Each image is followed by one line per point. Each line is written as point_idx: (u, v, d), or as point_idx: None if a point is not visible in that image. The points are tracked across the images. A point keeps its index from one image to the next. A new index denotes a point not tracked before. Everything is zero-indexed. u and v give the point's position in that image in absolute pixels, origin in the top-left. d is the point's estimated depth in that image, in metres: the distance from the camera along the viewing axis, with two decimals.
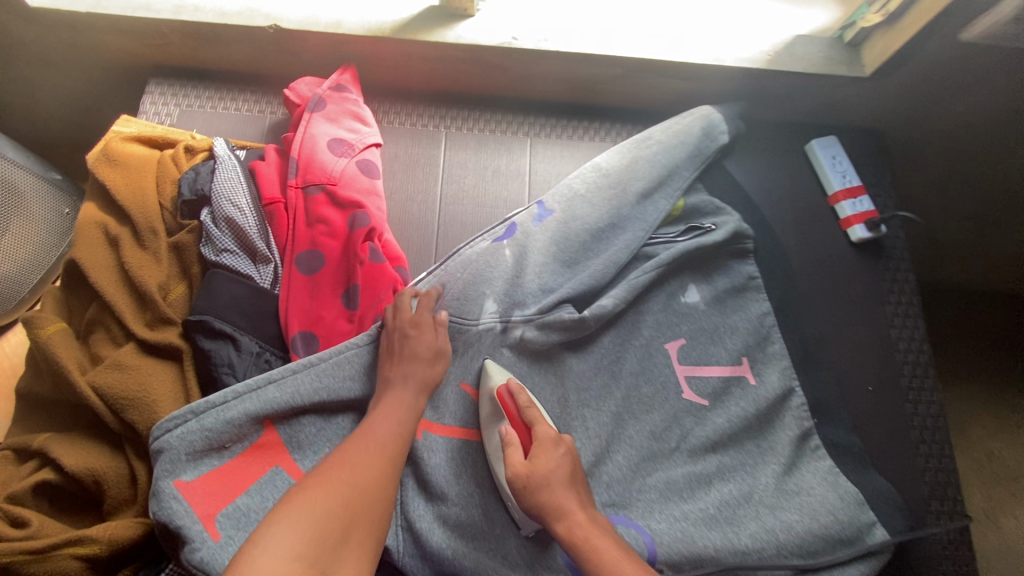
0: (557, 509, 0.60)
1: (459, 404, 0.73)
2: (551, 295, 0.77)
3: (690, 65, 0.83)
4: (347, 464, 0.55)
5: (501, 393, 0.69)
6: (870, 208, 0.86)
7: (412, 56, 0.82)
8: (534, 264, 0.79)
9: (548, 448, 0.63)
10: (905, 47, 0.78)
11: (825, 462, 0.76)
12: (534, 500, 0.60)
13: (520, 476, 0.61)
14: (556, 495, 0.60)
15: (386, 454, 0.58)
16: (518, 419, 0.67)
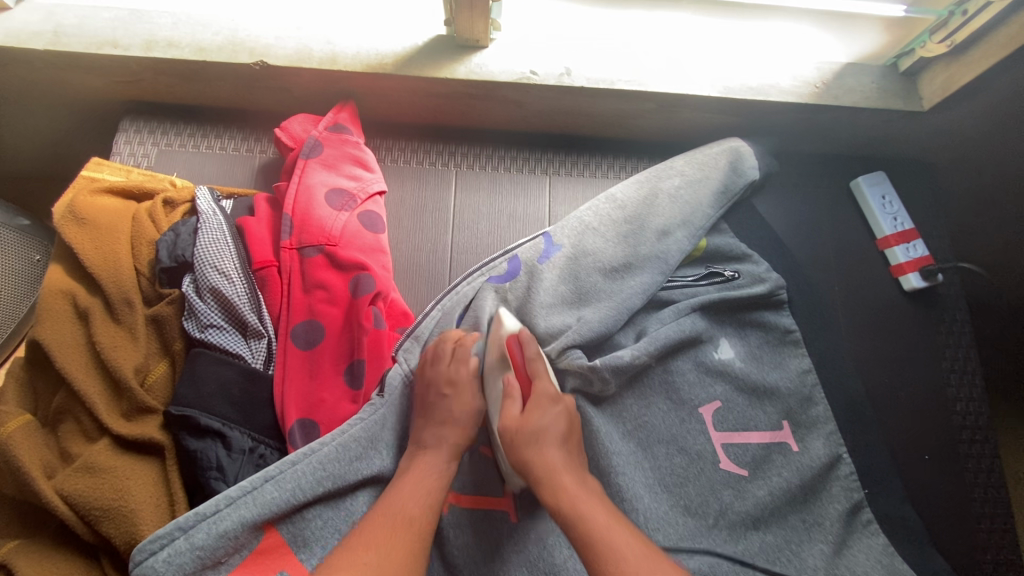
0: (544, 471, 0.54)
1: (478, 470, 0.64)
2: (560, 338, 0.70)
3: (728, 100, 0.74)
4: (371, 550, 0.47)
5: (508, 340, 0.65)
6: (925, 253, 0.79)
7: (417, 92, 0.74)
8: (543, 301, 0.72)
9: (543, 404, 0.59)
10: (971, 82, 0.70)
11: (878, 539, 0.68)
12: (521, 460, 0.55)
13: (509, 431, 0.56)
14: (541, 452, 0.55)
15: (412, 530, 0.50)
16: (523, 370, 0.62)
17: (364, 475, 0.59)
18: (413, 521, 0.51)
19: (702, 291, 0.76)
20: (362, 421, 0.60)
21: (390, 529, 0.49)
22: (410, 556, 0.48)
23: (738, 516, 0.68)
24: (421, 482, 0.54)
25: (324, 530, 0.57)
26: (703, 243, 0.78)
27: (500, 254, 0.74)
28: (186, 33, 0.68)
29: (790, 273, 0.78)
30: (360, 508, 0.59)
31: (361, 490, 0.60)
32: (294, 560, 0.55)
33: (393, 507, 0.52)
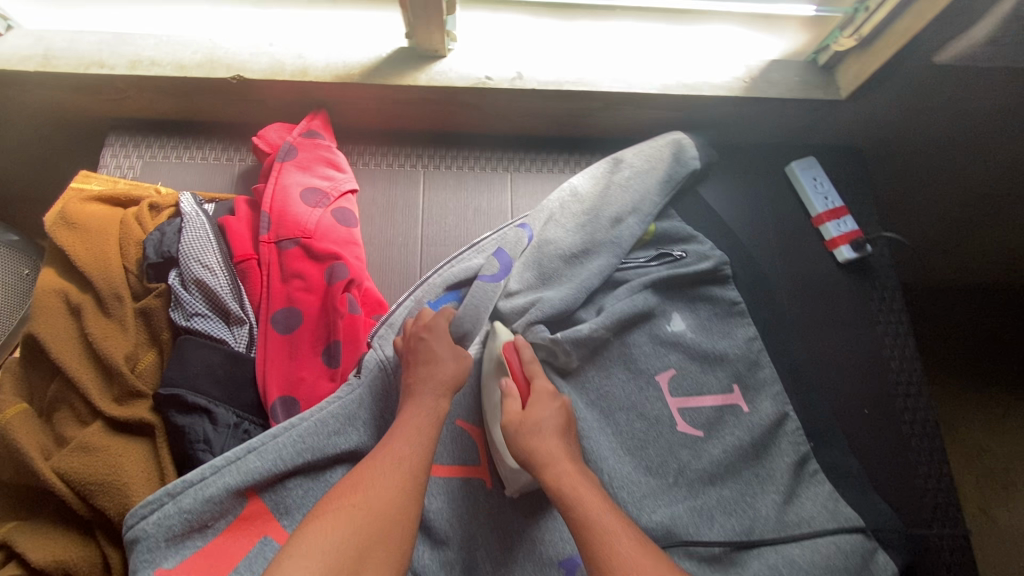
0: (546, 457, 0.60)
1: (454, 442, 0.71)
2: (522, 316, 0.76)
3: (666, 96, 0.82)
4: (360, 489, 0.51)
5: (505, 346, 0.71)
6: (854, 227, 0.86)
7: (384, 99, 0.80)
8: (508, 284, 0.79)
9: (544, 400, 0.65)
10: (879, 70, 0.78)
11: (824, 487, 0.74)
12: (521, 446, 0.61)
13: (513, 422, 0.63)
14: (537, 440, 0.61)
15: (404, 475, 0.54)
16: (521, 373, 0.69)
17: (342, 448, 0.63)
18: (401, 462, 0.54)
19: (653, 270, 0.83)
20: (339, 400, 0.65)
21: (382, 469, 0.54)
22: (399, 498, 0.52)
23: (697, 474, 0.74)
24: (411, 429, 0.58)
25: (305, 498, 0.62)
26: (652, 227, 0.85)
27: (469, 247, 0.79)
28: (167, 52, 0.75)
29: (733, 250, 0.85)
30: (337, 479, 0.64)
31: (338, 463, 0.65)
32: (276, 526, 0.59)
33: (388, 451, 0.55)
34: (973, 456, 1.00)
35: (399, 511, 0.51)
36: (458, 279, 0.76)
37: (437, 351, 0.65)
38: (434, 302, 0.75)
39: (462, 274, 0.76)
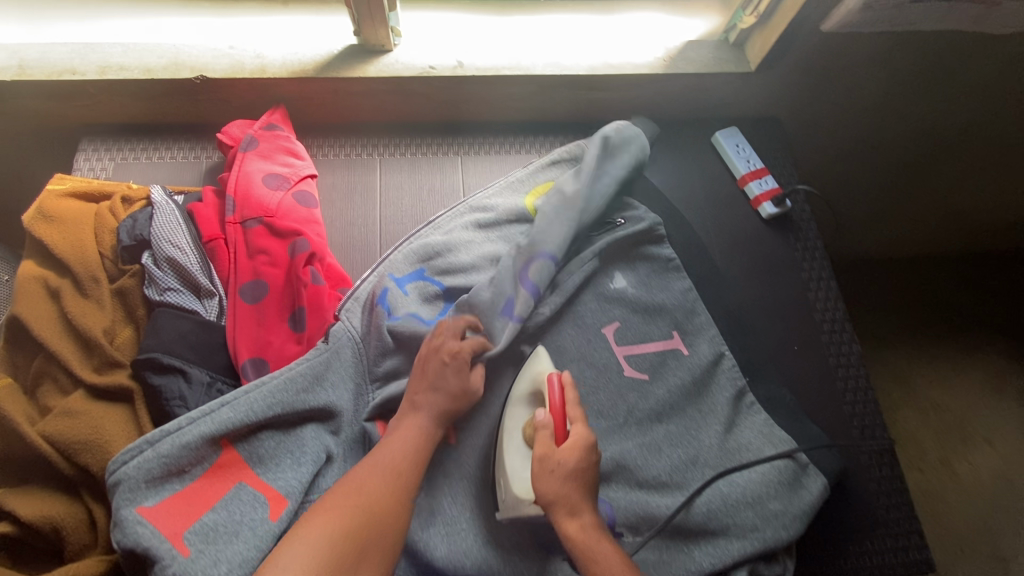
0: (566, 501, 0.64)
1: None
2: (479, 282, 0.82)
3: (595, 76, 0.90)
4: (361, 490, 0.57)
5: (550, 378, 0.71)
6: (774, 185, 0.95)
7: (338, 93, 0.88)
8: (468, 258, 0.84)
9: (580, 448, 0.66)
10: (778, 42, 0.87)
11: (760, 415, 0.81)
12: (548, 487, 0.64)
13: (548, 462, 0.64)
14: (569, 485, 0.64)
15: (399, 475, 0.61)
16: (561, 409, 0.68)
17: (312, 404, 0.69)
18: (400, 476, 0.61)
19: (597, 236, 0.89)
20: (306, 361, 0.70)
21: (383, 478, 0.60)
22: (394, 498, 0.59)
23: (644, 413, 0.80)
24: (411, 441, 0.64)
25: (276, 449, 0.67)
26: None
27: (427, 226, 0.85)
28: (135, 59, 0.82)
29: (667, 213, 0.93)
30: (308, 434, 0.70)
31: (306, 422, 0.70)
32: (251, 473, 0.65)
33: (388, 463, 0.61)
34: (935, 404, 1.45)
35: (392, 514, 0.57)
36: (422, 257, 0.83)
37: (451, 383, 0.69)
38: (398, 277, 0.80)
39: (420, 251, 0.83)
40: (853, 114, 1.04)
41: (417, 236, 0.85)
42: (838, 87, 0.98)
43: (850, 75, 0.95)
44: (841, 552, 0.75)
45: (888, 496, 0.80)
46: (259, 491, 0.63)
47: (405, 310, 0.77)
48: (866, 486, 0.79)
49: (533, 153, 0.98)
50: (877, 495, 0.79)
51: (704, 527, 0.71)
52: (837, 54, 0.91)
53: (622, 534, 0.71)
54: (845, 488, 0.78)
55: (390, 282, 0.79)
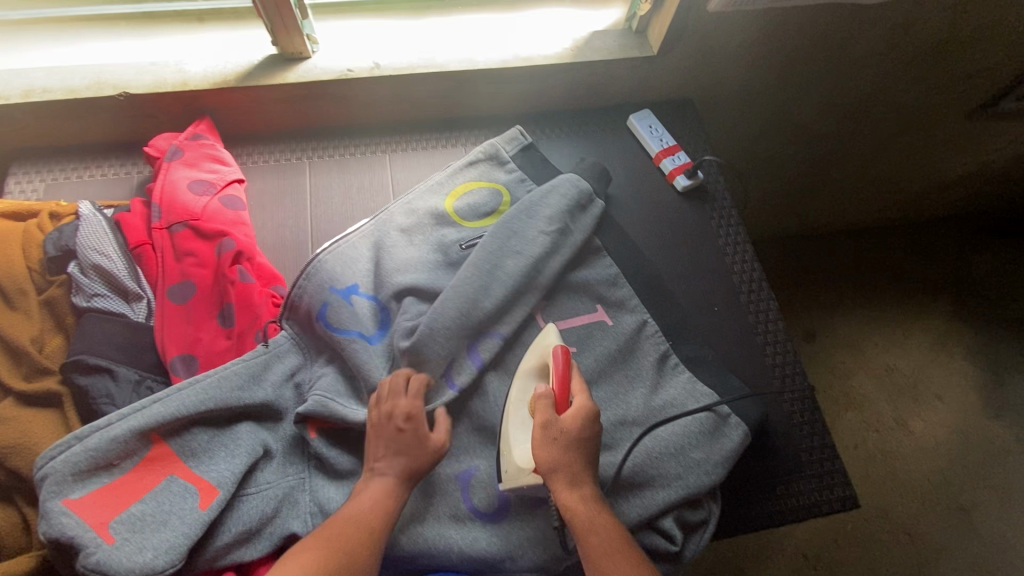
0: (559, 461, 0.68)
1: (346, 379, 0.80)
2: (403, 281, 0.86)
3: (507, 69, 0.95)
4: (334, 543, 0.61)
5: (555, 352, 0.74)
6: (687, 160, 1.00)
7: (262, 101, 0.92)
8: (393, 262, 0.88)
9: (580, 418, 0.70)
10: (673, 25, 0.93)
11: (684, 374, 0.85)
12: (552, 452, 0.68)
13: (553, 430, 0.69)
14: (569, 453, 0.68)
15: (371, 519, 0.64)
16: (563, 382, 0.73)
17: (245, 401, 0.71)
18: (371, 525, 0.64)
19: None
20: (241, 361, 0.73)
21: (350, 534, 0.63)
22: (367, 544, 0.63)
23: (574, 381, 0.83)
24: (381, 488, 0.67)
25: (210, 443, 0.69)
26: (507, 198, 0.97)
27: (352, 231, 0.89)
28: (58, 80, 0.84)
29: None
30: (243, 430, 0.72)
31: (241, 418, 0.72)
32: (183, 466, 0.66)
33: (354, 516, 0.64)
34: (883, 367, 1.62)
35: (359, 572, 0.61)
36: (349, 269, 0.85)
37: (408, 442, 0.69)
38: (339, 288, 0.83)
39: (350, 259, 0.86)
40: (761, 91, 1.11)
41: (345, 240, 0.88)
42: (741, 66, 1.04)
43: (749, 53, 1.01)
44: (767, 495, 0.79)
45: (811, 439, 0.84)
46: (190, 482, 0.65)
47: (346, 325, 0.81)
48: (788, 431, 0.83)
49: (457, 147, 1.02)
50: (800, 439, 0.83)
51: (635, 484, 0.74)
52: (733, 36, 0.97)
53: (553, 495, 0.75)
54: (767, 436, 0.82)
55: (330, 295, 0.82)
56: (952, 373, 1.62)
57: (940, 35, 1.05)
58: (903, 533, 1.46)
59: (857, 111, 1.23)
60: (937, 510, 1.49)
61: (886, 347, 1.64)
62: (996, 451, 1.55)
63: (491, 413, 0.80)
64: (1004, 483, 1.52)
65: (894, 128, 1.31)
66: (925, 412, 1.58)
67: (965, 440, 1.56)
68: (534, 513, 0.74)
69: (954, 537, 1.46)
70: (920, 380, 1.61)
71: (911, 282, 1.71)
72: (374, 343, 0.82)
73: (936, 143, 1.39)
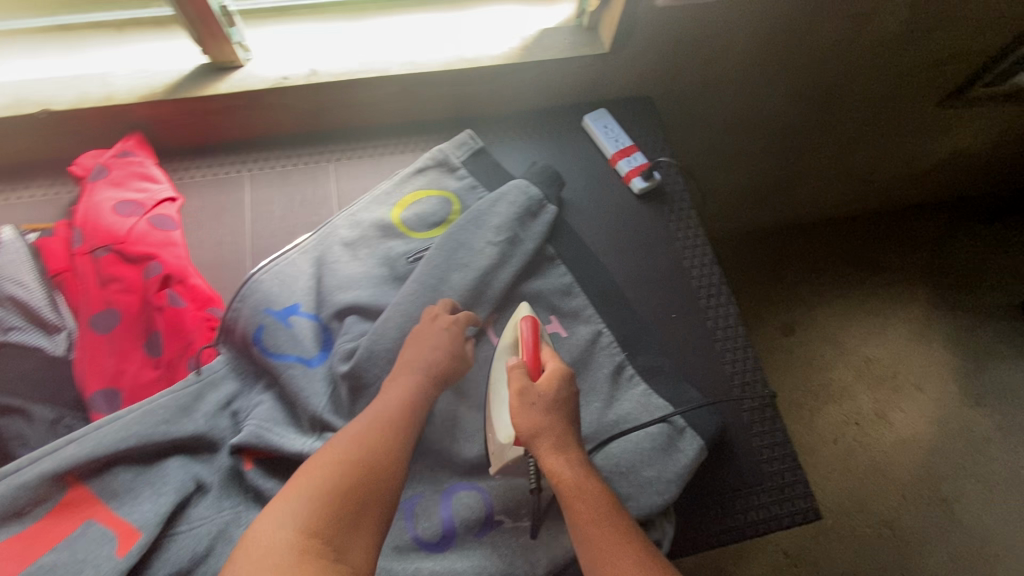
0: (537, 430, 0.68)
1: (285, 406, 0.77)
2: (345, 299, 0.83)
3: (451, 72, 0.90)
4: (353, 444, 0.62)
5: (523, 321, 0.77)
6: (643, 161, 0.97)
7: (194, 114, 0.87)
8: (334, 279, 0.84)
9: (555, 380, 0.71)
10: (623, 22, 0.88)
11: (639, 387, 0.82)
12: (531, 420, 0.68)
13: (532, 396, 0.69)
14: (548, 415, 0.68)
15: (386, 424, 0.65)
16: (532, 349, 0.74)
17: (171, 435, 0.68)
18: (394, 428, 0.65)
19: None
20: (170, 393, 0.70)
21: (376, 433, 0.64)
22: (387, 444, 0.63)
23: None
24: (398, 395, 0.69)
25: (134, 482, 0.66)
26: (458, 207, 0.93)
27: (291, 247, 0.85)
28: None
29: None
30: (171, 465, 0.68)
31: (170, 453, 0.69)
32: (103, 509, 0.63)
33: (380, 417, 0.66)
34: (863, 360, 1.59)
35: (385, 467, 0.61)
36: (289, 289, 0.82)
37: (443, 343, 0.75)
38: (275, 309, 0.79)
39: (288, 277, 0.82)
40: (723, 85, 1.07)
41: (282, 257, 0.84)
42: (699, 61, 1.00)
43: (707, 48, 0.97)
44: (724, 510, 0.76)
45: (772, 450, 0.80)
46: (109, 527, 0.62)
47: (283, 348, 0.78)
48: (747, 442, 0.81)
49: (405, 154, 0.98)
50: (760, 450, 0.80)
51: None
52: (687, 31, 0.93)
53: (501, 520, 0.73)
54: (724, 448, 0.80)
55: (265, 317, 0.78)
56: (932, 363, 1.60)
57: (905, 21, 1.01)
58: (886, 526, 1.42)
59: (825, 101, 1.19)
60: (918, 502, 1.46)
61: (865, 337, 1.61)
62: (976, 441, 1.52)
63: (437, 434, 0.77)
64: (986, 474, 1.49)
65: (864, 118, 1.28)
66: (905, 403, 1.55)
67: (945, 430, 1.53)
68: (480, 541, 0.72)
69: (937, 530, 1.43)
70: (899, 370, 1.58)
71: (889, 271, 1.68)
72: (313, 365, 0.78)
73: (909, 130, 1.36)
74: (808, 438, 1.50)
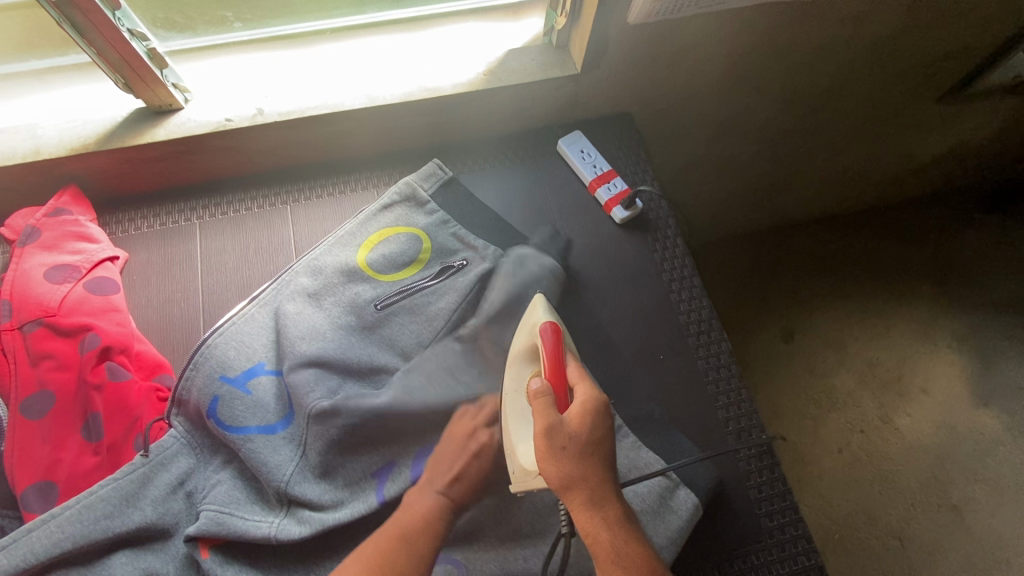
0: (566, 480, 0.60)
1: (249, 480, 0.70)
2: (311, 350, 0.74)
3: (410, 102, 0.83)
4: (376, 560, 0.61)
5: (543, 331, 0.68)
6: (624, 188, 0.90)
7: (132, 162, 0.81)
8: (296, 329, 0.76)
9: (585, 417, 0.61)
10: (594, 40, 0.81)
11: (628, 439, 0.75)
12: (559, 468, 0.60)
13: (560, 440, 0.60)
14: (581, 464, 0.59)
15: (405, 533, 0.64)
16: (558, 370, 0.65)
17: (112, 531, 0.64)
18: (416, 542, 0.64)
19: (441, 287, 0.82)
20: (113, 482, 0.65)
21: (394, 546, 0.63)
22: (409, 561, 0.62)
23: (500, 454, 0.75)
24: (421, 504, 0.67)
25: None
26: (429, 244, 0.85)
27: (248, 301, 0.78)
28: None
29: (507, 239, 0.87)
30: (115, 562, 0.64)
31: (115, 547, 0.64)
32: None
33: (401, 531, 0.64)
34: (868, 366, 1.50)
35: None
36: (253, 351, 0.76)
37: (478, 476, 0.71)
38: (232, 376, 0.73)
39: (250, 337, 0.77)
40: (706, 95, 0.99)
41: (240, 315, 0.77)
42: (679, 74, 0.93)
43: (687, 60, 0.90)
44: (725, 572, 0.71)
45: (771, 501, 0.75)
46: None
47: (242, 420, 0.71)
48: (743, 494, 0.75)
49: (367, 190, 0.91)
50: (759, 503, 0.75)
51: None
52: (665, 46, 0.85)
53: None
54: (719, 503, 0.74)
55: (221, 386, 0.72)
56: (939, 364, 1.50)
57: (901, 19, 0.94)
58: (894, 538, 1.34)
59: (818, 104, 1.11)
60: (926, 510, 1.37)
61: (868, 340, 1.53)
62: (990, 445, 1.43)
63: None
64: (997, 478, 1.40)
65: (860, 114, 1.19)
66: (911, 408, 1.46)
67: (953, 435, 1.44)
68: None
69: (948, 540, 1.34)
70: (904, 373, 1.50)
71: (891, 270, 1.61)
72: (276, 431, 0.72)
73: (907, 127, 1.29)
74: (812, 447, 1.43)
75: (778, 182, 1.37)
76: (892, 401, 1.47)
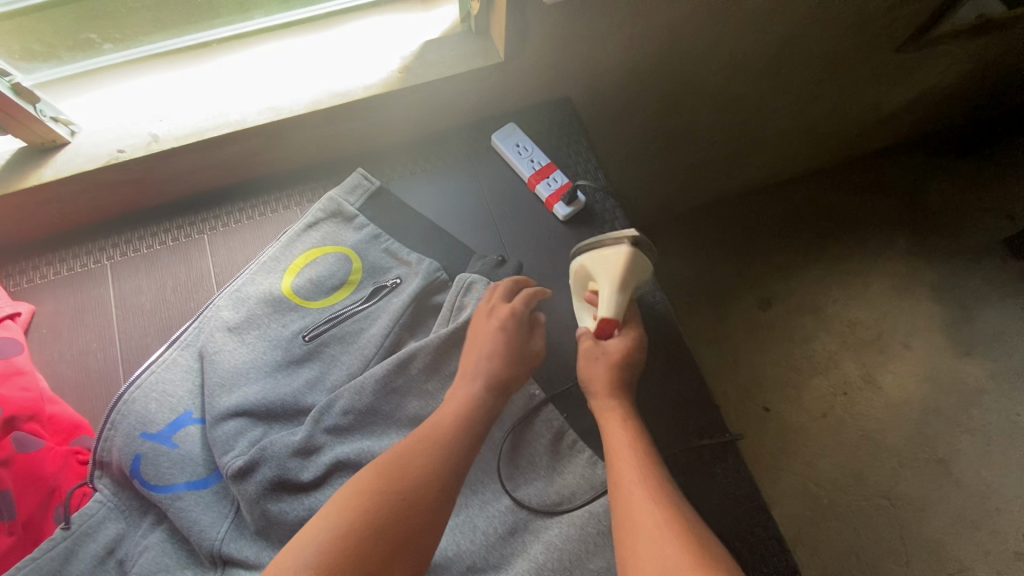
0: (590, 377, 0.70)
1: (179, 542, 0.66)
2: (229, 402, 0.70)
3: (321, 111, 0.75)
4: (400, 461, 0.58)
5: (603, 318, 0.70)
6: (564, 181, 0.84)
7: (24, 207, 0.74)
8: (217, 375, 0.72)
9: (627, 348, 0.70)
10: (514, 25, 0.73)
11: (584, 455, 0.72)
12: (586, 368, 0.71)
13: (592, 351, 0.71)
14: (611, 371, 0.69)
15: (440, 434, 0.62)
16: (607, 330, 0.71)
17: None
18: (453, 442, 0.62)
19: (374, 310, 0.77)
20: (31, 563, 0.61)
21: (420, 446, 0.60)
22: (439, 460, 0.59)
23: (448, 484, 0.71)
24: (458, 393, 0.67)
25: None
26: (359, 263, 0.80)
27: (167, 345, 0.73)
28: None
29: (443, 250, 0.81)
30: None
31: None
32: None
33: (429, 436, 0.61)
34: (848, 326, 1.46)
35: (421, 506, 0.55)
36: (176, 403, 0.71)
37: (493, 346, 0.70)
38: (154, 432, 0.69)
39: (172, 387, 0.71)
40: (648, 70, 0.92)
41: (160, 364, 0.72)
42: (615, 52, 0.85)
43: (621, 35, 0.82)
44: None
45: (738, 504, 0.71)
46: None
47: (169, 478, 0.67)
48: (709, 498, 0.72)
49: (288, 208, 0.84)
50: (725, 507, 0.71)
51: None
52: (593, 21, 0.78)
53: None
54: None
55: (143, 444, 0.67)
56: (920, 318, 1.46)
57: None
58: (882, 497, 1.31)
59: (772, 64, 1.04)
60: (915, 466, 1.33)
61: (846, 300, 1.48)
62: (973, 394, 1.39)
63: None
64: (982, 428, 1.36)
65: (820, 68, 1.12)
66: (893, 365, 1.42)
67: (938, 387, 1.40)
68: None
69: (938, 493, 1.30)
70: (883, 329, 1.45)
71: (865, 225, 1.56)
72: (207, 486, 0.68)
73: (871, 78, 1.22)
74: (795, 415, 1.38)
75: (741, 147, 1.30)
76: (875, 359, 1.43)
